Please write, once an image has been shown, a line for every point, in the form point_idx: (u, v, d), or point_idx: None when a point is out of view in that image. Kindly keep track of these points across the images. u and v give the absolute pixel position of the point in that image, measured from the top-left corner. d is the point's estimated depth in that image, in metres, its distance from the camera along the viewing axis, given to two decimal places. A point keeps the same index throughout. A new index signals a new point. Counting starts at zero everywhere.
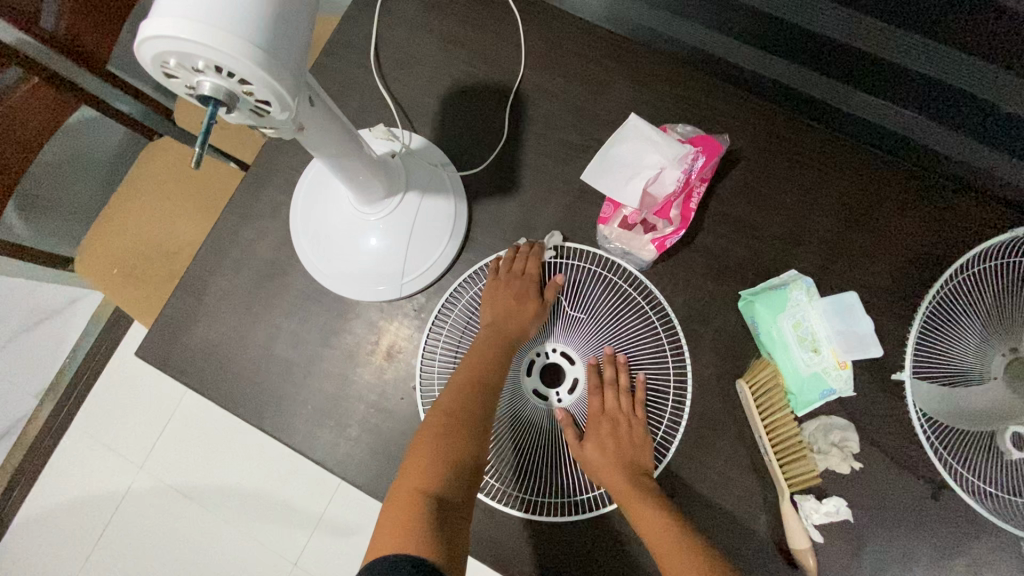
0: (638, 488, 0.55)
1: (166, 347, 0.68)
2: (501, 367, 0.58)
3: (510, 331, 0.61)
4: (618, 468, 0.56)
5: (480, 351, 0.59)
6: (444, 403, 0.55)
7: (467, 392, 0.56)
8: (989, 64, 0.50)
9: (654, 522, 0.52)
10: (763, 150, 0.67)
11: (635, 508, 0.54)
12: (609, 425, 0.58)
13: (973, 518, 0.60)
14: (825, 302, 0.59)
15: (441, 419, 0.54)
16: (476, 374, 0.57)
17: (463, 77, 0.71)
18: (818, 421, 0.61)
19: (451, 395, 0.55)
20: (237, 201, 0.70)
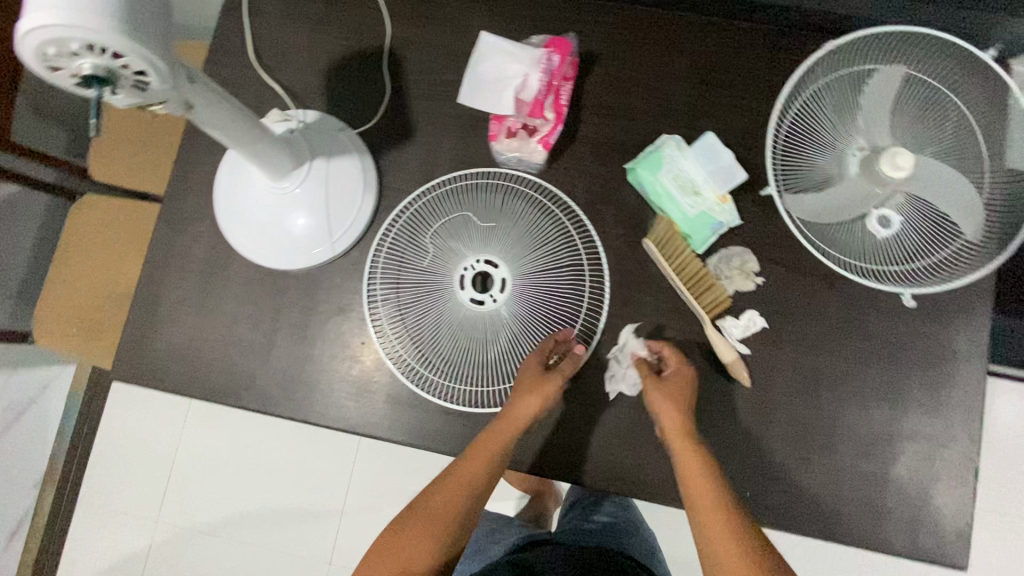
0: (687, 431, 0.59)
1: (137, 361, 0.72)
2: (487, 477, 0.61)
3: (516, 420, 0.62)
4: (675, 406, 0.60)
5: (489, 439, 0.62)
6: (430, 504, 0.59)
7: (455, 501, 0.59)
8: None
9: (694, 465, 0.57)
10: (615, 42, 0.75)
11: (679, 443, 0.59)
12: (672, 395, 0.61)
13: (865, 297, 0.69)
14: (694, 151, 0.68)
15: (422, 523, 0.58)
16: (479, 467, 0.61)
17: (338, 50, 0.77)
18: (718, 254, 0.69)
19: (443, 496, 0.59)
20: (166, 215, 0.75)
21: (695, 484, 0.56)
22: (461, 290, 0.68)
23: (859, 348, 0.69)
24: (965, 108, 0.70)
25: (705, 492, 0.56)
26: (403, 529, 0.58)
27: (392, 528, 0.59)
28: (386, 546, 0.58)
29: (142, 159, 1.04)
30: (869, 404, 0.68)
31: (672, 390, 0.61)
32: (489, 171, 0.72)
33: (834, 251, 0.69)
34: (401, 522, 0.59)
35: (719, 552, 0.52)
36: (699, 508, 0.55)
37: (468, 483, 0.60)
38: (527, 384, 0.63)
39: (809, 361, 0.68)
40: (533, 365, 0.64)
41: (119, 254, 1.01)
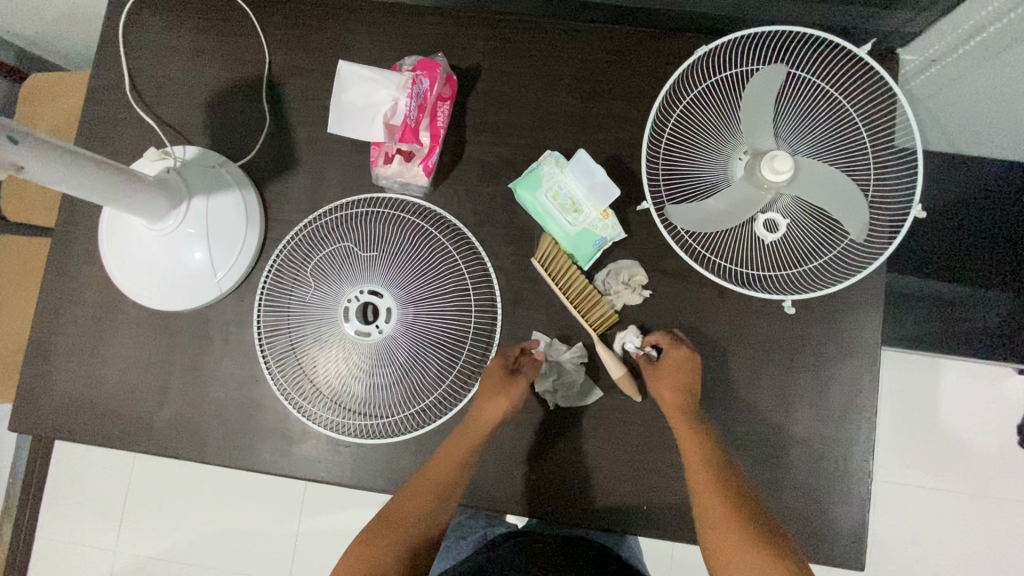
0: (684, 405, 0.62)
1: (33, 411, 0.72)
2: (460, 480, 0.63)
3: (484, 422, 0.64)
4: (668, 384, 0.63)
5: (459, 442, 0.64)
6: (406, 503, 0.59)
7: (428, 501, 0.60)
8: None
9: (693, 438, 0.60)
10: (494, 57, 0.74)
11: (682, 427, 0.62)
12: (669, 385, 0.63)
13: (757, 302, 0.69)
14: (573, 167, 0.67)
15: (397, 524, 0.58)
16: (452, 469, 0.62)
17: (217, 82, 0.76)
18: (606, 269, 0.69)
19: (421, 494, 0.60)
20: (52, 261, 0.74)
21: (699, 472, 0.58)
22: (346, 323, 0.66)
23: (752, 354, 0.69)
24: (841, 98, 0.69)
25: (709, 482, 0.57)
26: (377, 533, 0.57)
27: (363, 535, 0.57)
28: (358, 555, 0.55)
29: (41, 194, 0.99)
30: (762, 409, 0.68)
31: (665, 380, 0.63)
32: (375, 197, 0.71)
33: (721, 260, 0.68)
34: (376, 528, 0.57)
35: (720, 536, 0.53)
36: (702, 493, 0.57)
37: (443, 485, 0.61)
38: (499, 384, 0.64)
39: (700, 370, 0.68)
40: (499, 368, 0.65)
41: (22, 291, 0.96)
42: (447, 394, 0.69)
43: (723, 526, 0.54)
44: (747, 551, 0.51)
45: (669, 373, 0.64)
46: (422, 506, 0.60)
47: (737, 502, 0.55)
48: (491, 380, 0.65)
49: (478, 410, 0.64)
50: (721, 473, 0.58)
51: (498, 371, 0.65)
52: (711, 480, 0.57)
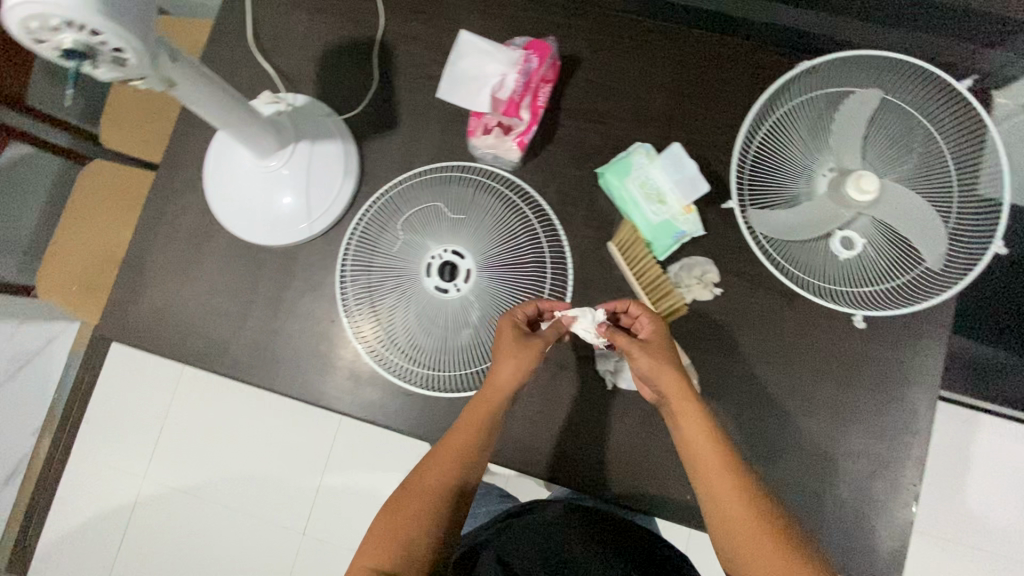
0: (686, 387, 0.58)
1: (121, 320, 0.77)
2: (477, 449, 0.61)
3: (499, 390, 0.61)
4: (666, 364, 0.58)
5: (477, 412, 0.61)
6: (423, 480, 0.59)
7: (445, 474, 0.59)
8: None
9: (694, 424, 0.57)
10: (598, 49, 0.77)
11: (686, 413, 0.57)
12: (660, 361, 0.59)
13: (823, 316, 0.71)
14: (662, 160, 0.69)
15: (419, 500, 0.57)
16: (467, 441, 0.60)
17: (333, 39, 0.80)
18: (681, 262, 0.71)
19: (437, 470, 0.59)
20: (158, 183, 0.79)
21: (709, 467, 0.55)
22: (427, 278, 0.70)
23: (812, 365, 0.70)
24: (933, 132, 0.70)
25: (707, 457, 0.55)
26: (399, 509, 0.56)
27: (386, 510, 0.57)
28: (384, 531, 0.56)
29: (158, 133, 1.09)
30: (815, 419, 0.69)
31: (655, 360, 0.59)
32: (469, 165, 0.75)
33: (793, 268, 0.70)
34: (396, 504, 0.57)
35: (741, 537, 0.52)
36: (713, 488, 0.54)
37: (462, 457, 0.60)
38: (512, 346, 0.61)
39: (759, 373, 0.70)
40: (515, 333, 0.62)
41: (126, 218, 1.06)
42: None
43: (744, 528, 0.52)
44: (769, 550, 0.51)
45: (657, 353, 0.59)
46: (442, 480, 0.58)
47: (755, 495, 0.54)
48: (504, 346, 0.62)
49: (496, 378, 0.62)
50: (715, 445, 0.56)
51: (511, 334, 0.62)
52: (724, 475, 0.54)
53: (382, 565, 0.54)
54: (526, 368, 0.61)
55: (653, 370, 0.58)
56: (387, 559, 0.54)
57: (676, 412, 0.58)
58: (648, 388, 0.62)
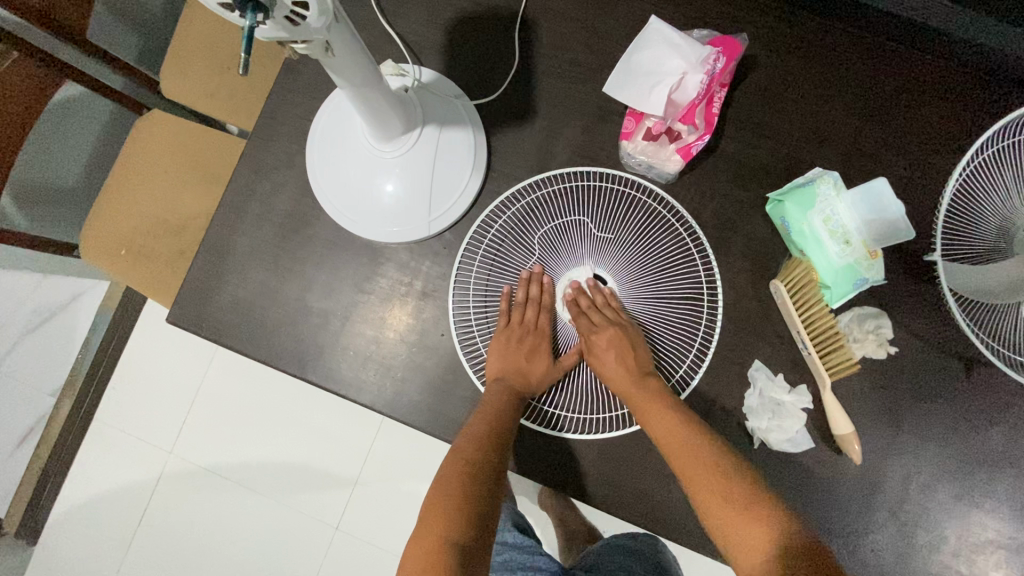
0: (648, 390, 0.56)
1: (199, 309, 0.67)
2: (511, 427, 0.57)
3: (517, 386, 0.59)
4: (624, 370, 0.57)
5: (494, 403, 0.58)
6: (457, 459, 0.54)
7: (482, 449, 0.54)
8: None
9: (665, 421, 0.54)
10: (777, 52, 0.66)
11: (651, 410, 0.55)
12: (613, 339, 0.59)
13: (1007, 388, 0.62)
14: (854, 194, 0.60)
15: (462, 472, 0.52)
16: (495, 425, 0.56)
17: (465, 6, 0.69)
18: (852, 311, 0.62)
19: (467, 447, 0.54)
20: (250, 156, 0.69)
21: (688, 466, 0.52)
22: (563, 303, 0.64)
23: (986, 445, 0.62)
24: None
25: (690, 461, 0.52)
26: (449, 487, 0.51)
27: (436, 490, 0.51)
28: (434, 509, 0.49)
29: (235, 91, 0.95)
30: (982, 506, 0.62)
31: (608, 337, 0.58)
32: (616, 174, 0.64)
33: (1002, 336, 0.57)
34: (447, 482, 0.52)
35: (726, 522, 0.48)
36: (693, 484, 0.51)
37: (495, 433, 0.55)
38: (515, 341, 0.61)
39: (928, 449, 0.62)
40: (515, 319, 0.62)
41: (183, 179, 0.95)
42: None
43: (716, 503, 0.49)
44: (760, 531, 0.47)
45: (606, 325, 0.59)
46: (478, 459, 0.53)
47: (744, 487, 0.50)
48: (501, 346, 0.61)
49: (497, 378, 0.60)
50: (694, 446, 0.52)
51: (516, 332, 0.61)
52: (696, 467, 0.51)
53: (451, 541, 0.47)
54: (542, 374, 0.60)
55: (599, 351, 0.59)
56: (451, 527, 0.48)
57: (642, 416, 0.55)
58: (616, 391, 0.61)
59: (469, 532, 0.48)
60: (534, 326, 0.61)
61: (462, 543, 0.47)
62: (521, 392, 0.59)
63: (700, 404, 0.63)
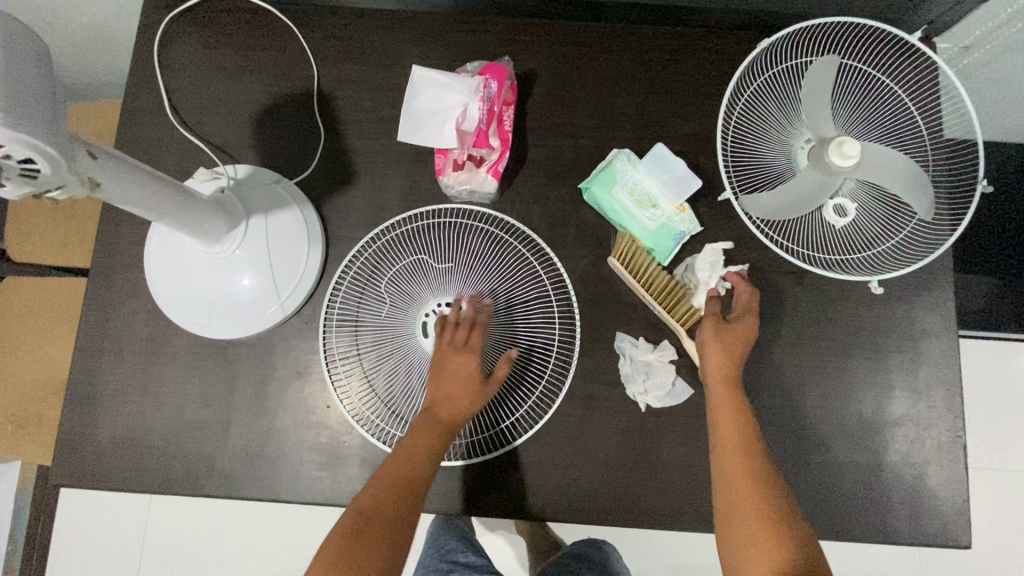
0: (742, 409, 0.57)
1: (79, 461, 0.65)
2: (425, 469, 0.55)
3: (447, 416, 0.57)
4: (728, 373, 0.59)
5: (417, 440, 0.56)
6: (365, 506, 0.52)
7: (395, 499, 0.52)
8: None
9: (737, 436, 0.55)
10: (550, 60, 0.73)
11: (731, 428, 0.56)
12: (737, 336, 0.60)
13: (834, 286, 0.69)
14: (645, 163, 0.67)
15: (373, 522, 0.51)
16: (410, 471, 0.54)
17: (264, 98, 0.73)
18: (685, 264, 0.68)
19: (381, 496, 0.52)
20: (93, 296, 0.69)
21: (740, 485, 0.52)
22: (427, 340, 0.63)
23: (835, 342, 0.68)
24: (898, 88, 0.71)
25: (750, 475, 0.53)
26: (355, 535, 0.50)
27: (335, 538, 0.50)
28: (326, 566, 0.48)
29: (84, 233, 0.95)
30: (853, 394, 0.68)
31: (739, 337, 0.60)
32: (444, 208, 0.68)
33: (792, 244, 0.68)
34: (354, 531, 0.50)
35: (742, 535, 0.49)
36: (736, 499, 0.52)
37: (412, 481, 0.54)
38: (451, 362, 0.58)
39: (790, 361, 0.68)
40: (446, 339, 0.59)
41: (54, 336, 0.93)
42: (536, 406, 0.65)
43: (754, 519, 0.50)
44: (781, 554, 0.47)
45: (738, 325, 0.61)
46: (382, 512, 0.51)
47: (786, 526, 0.49)
48: (434, 369, 0.59)
49: (427, 407, 0.58)
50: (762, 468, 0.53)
51: (451, 352, 0.59)
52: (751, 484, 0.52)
53: None
54: (476, 398, 0.58)
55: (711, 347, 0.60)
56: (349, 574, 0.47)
57: (723, 424, 0.57)
58: (515, 413, 0.65)
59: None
60: (466, 345, 0.59)
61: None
62: (450, 422, 0.57)
63: (583, 391, 0.66)
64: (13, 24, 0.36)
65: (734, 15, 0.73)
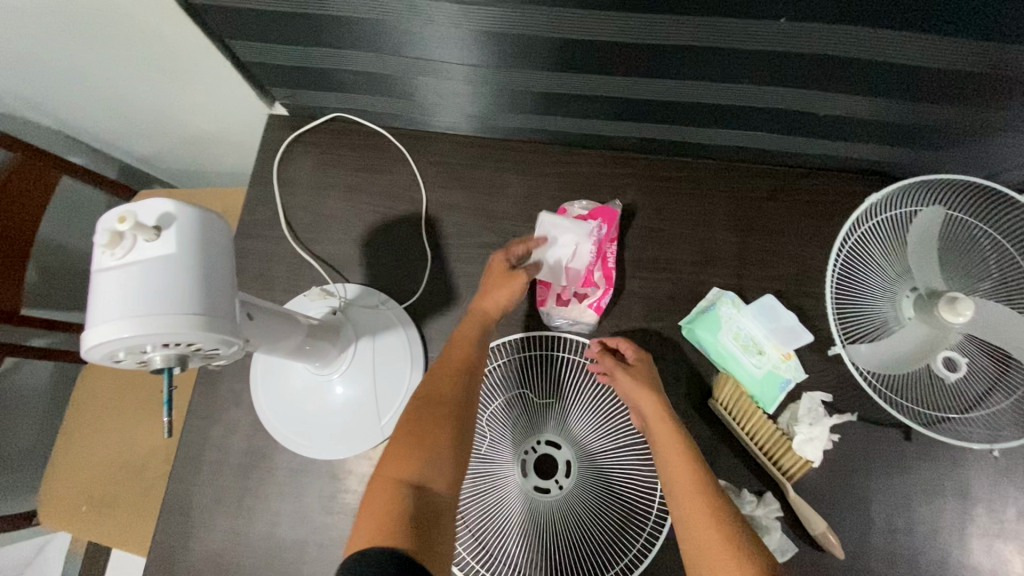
0: (676, 432, 0.57)
1: (170, 575, 0.65)
2: (475, 361, 0.60)
3: (488, 316, 0.65)
4: (650, 397, 0.59)
5: (464, 338, 0.62)
6: (406, 426, 0.55)
7: (442, 402, 0.56)
8: (851, 99, 0.60)
9: (676, 461, 0.55)
10: (651, 196, 0.75)
11: (667, 452, 0.56)
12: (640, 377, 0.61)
13: (945, 444, 0.67)
14: (751, 309, 0.68)
15: (422, 435, 0.54)
16: (454, 365, 0.60)
17: (374, 219, 0.76)
18: (789, 410, 0.66)
19: (421, 409, 0.56)
20: (197, 404, 0.71)
21: (687, 504, 0.52)
22: (523, 480, 0.64)
23: (947, 504, 0.65)
24: (1006, 241, 0.70)
25: (693, 498, 0.52)
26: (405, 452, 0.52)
27: (391, 454, 0.53)
28: (376, 489, 0.50)
29: None
30: (967, 565, 0.64)
31: (637, 372, 0.61)
32: (532, 336, 0.69)
33: (899, 398, 0.66)
34: (402, 451, 0.52)
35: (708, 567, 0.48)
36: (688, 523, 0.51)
37: (456, 380, 0.58)
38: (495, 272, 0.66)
39: (900, 523, 0.65)
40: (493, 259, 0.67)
41: (136, 418, 0.95)
42: (637, 555, 0.61)
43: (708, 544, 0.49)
44: None
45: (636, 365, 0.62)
46: (426, 419, 0.55)
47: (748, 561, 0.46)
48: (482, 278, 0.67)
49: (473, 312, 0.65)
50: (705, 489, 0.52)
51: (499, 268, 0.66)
52: (699, 508, 0.51)
53: (386, 539, 0.45)
54: (518, 287, 0.64)
55: (627, 388, 0.60)
56: (408, 469, 0.51)
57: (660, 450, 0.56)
58: (610, 561, 0.61)
59: (443, 476, 0.52)
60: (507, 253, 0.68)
61: (425, 485, 0.50)
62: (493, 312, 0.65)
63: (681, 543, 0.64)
64: (215, 226, 0.39)
65: (839, 161, 0.73)
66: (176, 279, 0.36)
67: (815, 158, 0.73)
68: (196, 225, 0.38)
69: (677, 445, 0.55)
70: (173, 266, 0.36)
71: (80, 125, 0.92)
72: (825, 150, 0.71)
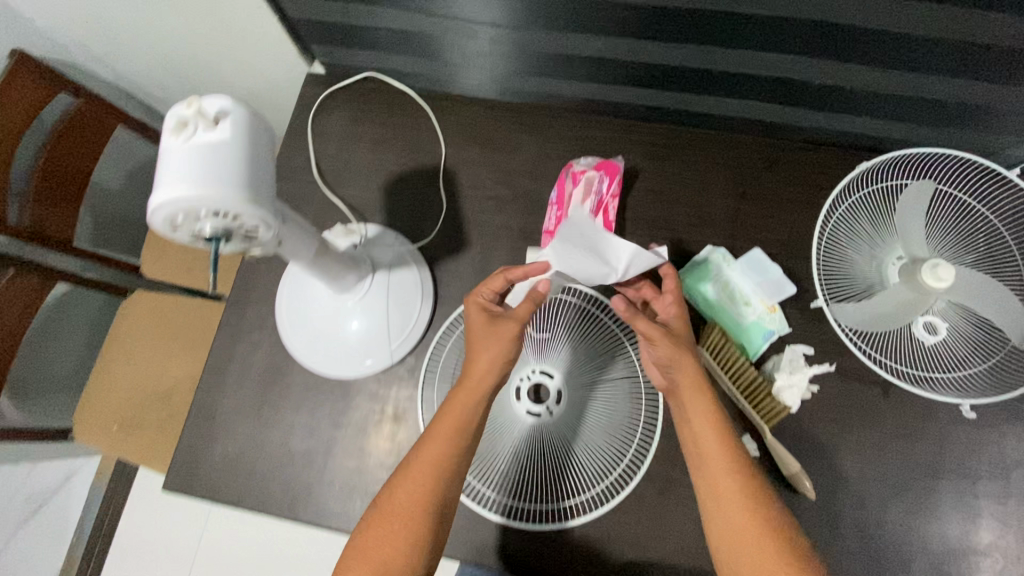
0: (713, 411, 0.56)
1: (192, 471, 0.72)
2: (467, 422, 0.57)
3: (477, 379, 0.58)
4: (692, 369, 0.58)
5: (452, 401, 0.58)
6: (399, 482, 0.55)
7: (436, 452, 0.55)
8: (842, 70, 0.64)
9: (712, 443, 0.55)
10: (653, 160, 0.80)
11: (705, 433, 0.55)
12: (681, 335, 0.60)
13: (921, 402, 0.70)
14: (740, 264, 0.73)
15: (405, 528, 0.52)
16: (448, 419, 0.57)
17: (396, 169, 0.83)
18: (773, 360, 0.70)
19: (417, 461, 0.55)
20: (226, 323, 0.78)
21: (723, 487, 0.53)
22: (518, 403, 0.69)
23: (920, 458, 0.68)
24: (992, 214, 0.73)
25: (729, 483, 0.53)
26: (386, 545, 0.52)
27: (382, 515, 0.53)
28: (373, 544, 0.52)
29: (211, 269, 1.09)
30: (937, 515, 0.67)
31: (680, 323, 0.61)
32: None
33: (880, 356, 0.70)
34: (388, 524, 0.53)
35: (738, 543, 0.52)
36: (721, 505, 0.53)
37: (444, 442, 0.56)
38: (480, 332, 0.59)
39: (873, 472, 0.68)
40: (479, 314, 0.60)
41: (167, 350, 1.03)
42: (617, 481, 0.67)
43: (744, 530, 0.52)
44: None
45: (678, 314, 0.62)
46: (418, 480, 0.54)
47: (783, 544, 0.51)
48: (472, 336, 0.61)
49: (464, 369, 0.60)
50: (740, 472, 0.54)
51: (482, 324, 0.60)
52: (736, 492, 0.53)
53: None
54: (509, 345, 0.58)
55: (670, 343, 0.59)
56: (396, 541, 0.52)
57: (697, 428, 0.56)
58: (593, 483, 0.67)
59: (428, 549, 0.53)
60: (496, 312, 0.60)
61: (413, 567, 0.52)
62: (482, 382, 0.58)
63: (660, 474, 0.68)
64: (259, 124, 0.46)
65: (833, 134, 0.78)
66: (227, 159, 0.42)
67: (811, 130, 0.77)
68: (244, 119, 0.44)
69: (714, 425, 0.56)
70: (225, 148, 0.43)
71: (137, 79, 1.01)
72: (819, 122, 0.75)
